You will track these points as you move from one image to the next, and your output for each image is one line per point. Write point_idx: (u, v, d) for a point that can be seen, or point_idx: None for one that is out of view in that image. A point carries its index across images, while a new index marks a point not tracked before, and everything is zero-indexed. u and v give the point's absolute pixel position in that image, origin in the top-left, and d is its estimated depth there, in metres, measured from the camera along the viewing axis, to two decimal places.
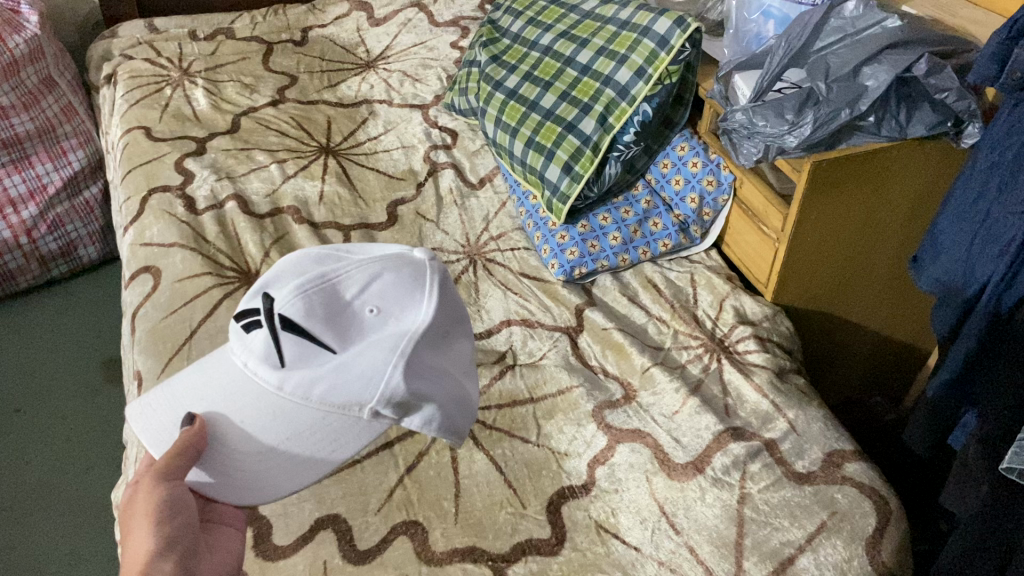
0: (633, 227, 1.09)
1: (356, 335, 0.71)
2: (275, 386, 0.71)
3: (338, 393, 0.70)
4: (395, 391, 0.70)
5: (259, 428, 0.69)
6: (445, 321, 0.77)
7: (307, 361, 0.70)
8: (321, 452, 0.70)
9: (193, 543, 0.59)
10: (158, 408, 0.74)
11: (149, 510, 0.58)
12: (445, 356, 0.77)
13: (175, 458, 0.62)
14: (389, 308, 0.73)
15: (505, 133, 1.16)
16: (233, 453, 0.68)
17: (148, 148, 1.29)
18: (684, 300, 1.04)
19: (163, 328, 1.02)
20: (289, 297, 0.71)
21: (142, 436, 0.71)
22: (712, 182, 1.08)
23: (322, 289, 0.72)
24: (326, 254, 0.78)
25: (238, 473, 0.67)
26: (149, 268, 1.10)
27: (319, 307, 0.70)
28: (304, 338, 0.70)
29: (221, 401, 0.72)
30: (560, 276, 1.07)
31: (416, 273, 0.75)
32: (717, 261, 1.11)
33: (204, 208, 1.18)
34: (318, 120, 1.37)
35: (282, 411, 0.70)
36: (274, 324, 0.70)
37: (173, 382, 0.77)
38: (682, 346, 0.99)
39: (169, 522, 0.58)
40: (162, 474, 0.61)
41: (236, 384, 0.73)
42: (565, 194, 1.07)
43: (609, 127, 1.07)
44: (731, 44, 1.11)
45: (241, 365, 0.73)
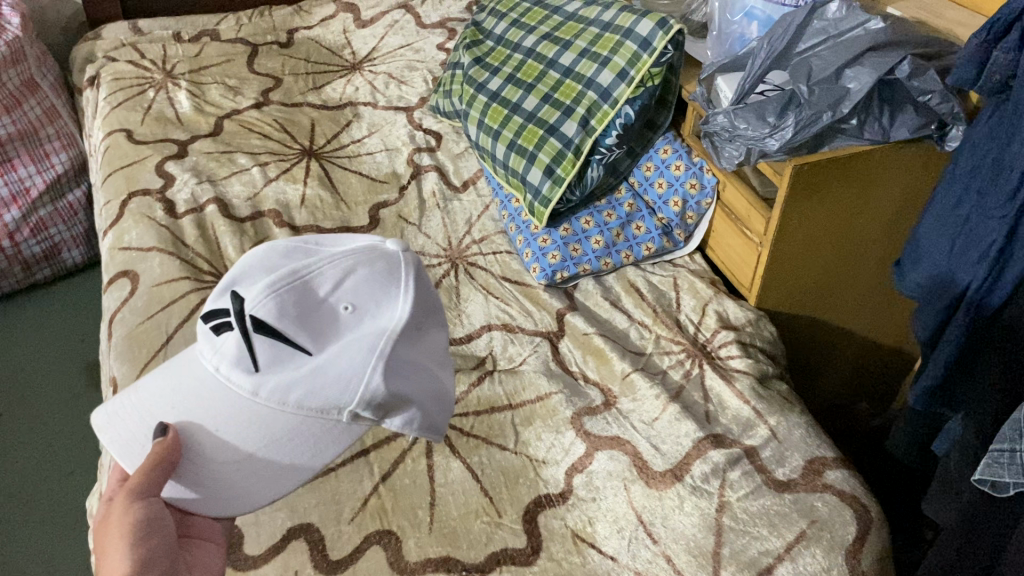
0: (615, 230, 1.08)
1: (331, 335, 0.72)
2: (248, 391, 0.70)
3: (316, 397, 0.70)
4: (375, 393, 0.71)
5: (237, 436, 0.69)
6: (421, 315, 0.78)
7: (283, 363, 0.70)
8: (302, 459, 0.70)
9: (171, 562, 0.58)
10: (125, 417, 0.72)
11: (124, 531, 0.57)
12: (423, 351, 0.78)
13: (151, 473, 0.61)
14: (364, 305, 0.74)
15: (487, 136, 1.15)
16: (210, 464, 0.67)
17: (129, 151, 1.28)
18: (667, 305, 1.03)
19: (139, 333, 1.01)
20: (260, 298, 0.71)
21: (110, 447, 0.69)
22: (695, 186, 1.07)
23: (294, 288, 0.72)
24: (295, 249, 0.78)
25: (217, 484, 0.66)
26: (127, 272, 1.09)
27: (291, 307, 0.71)
28: (280, 341, 0.70)
29: (192, 407, 0.70)
30: (542, 280, 1.06)
31: (388, 267, 0.76)
32: (701, 264, 1.10)
33: (184, 212, 1.17)
34: (302, 122, 1.36)
35: (260, 417, 0.70)
36: (246, 326, 0.70)
37: (141, 390, 0.75)
38: (663, 351, 0.97)
39: (145, 543, 0.57)
40: (137, 491, 0.59)
41: (208, 391, 0.71)
42: (547, 198, 1.06)
43: (591, 129, 1.06)
44: (714, 46, 1.10)
45: (211, 370, 0.72)
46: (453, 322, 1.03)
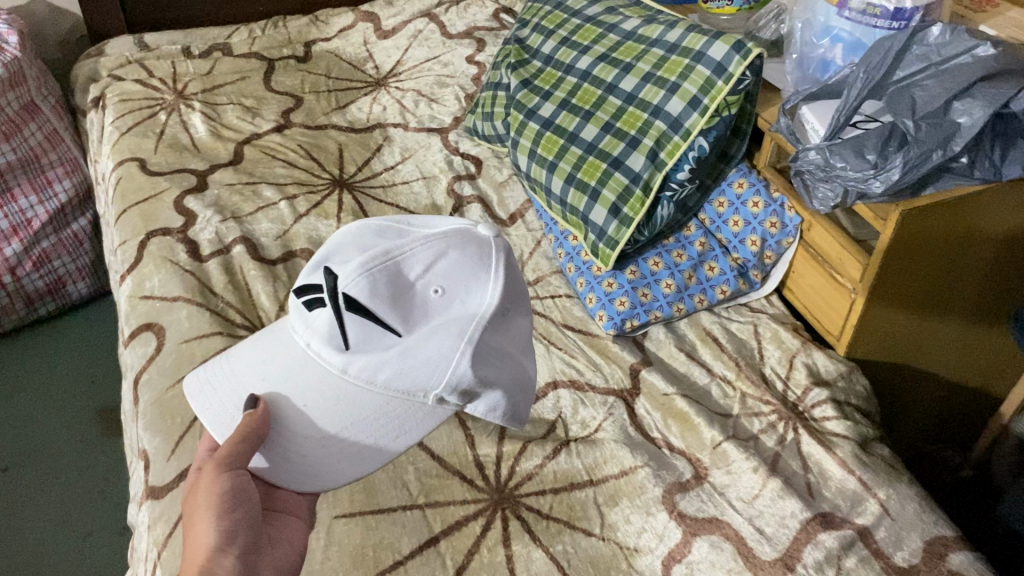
0: (687, 272, 0.99)
1: (420, 319, 0.74)
2: (340, 369, 0.74)
3: (404, 379, 0.73)
4: (461, 378, 0.73)
5: (323, 414, 0.73)
6: (509, 301, 0.79)
7: (372, 344, 0.73)
8: (385, 439, 0.73)
9: (252, 532, 0.65)
10: (216, 388, 0.77)
11: (210, 504, 0.63)
12: (509, 337, 0.79)
13: (238, 446, 0.66)
14: (455, 290, 0.75)
15: (542, 168, 1.05)
16: (293, 439, 0.72)
17: (144, 183, 1.18)
18: (749, 357, 0.94)
19: (171, 399, 0.91)
20: (354, 276, 0.73)
21: (203, 415, 0.75)
22: (776, 225, 0.98)
23: (387, 269, 0.74)
24: (387, 227, 0.80)
25: (297, 461, 0.71)
26: (152, 325, 1.00)
27: (384, 288, 0.73)
28: (370, 321, 0.72)
29: (284, 381, 0.74)
30: (610, 330, 0.97)
31: (481, 252, 0.77)
32: (780, 308, 1.01)
33: (210, 254, 1.07)
34: (329, 147, 1.26)
35: (347, 396, 0.73)
36: (339, 304, 0.72)
37: (233, 357, 0.80)
38: (751, 413, 0.89)
39: (228, 518, 0.63)
40: (225, 464, 0.65)
41: (298, 366, 0.75)
42: (614, 239, 0.97)
43: (661, 163, 0.97)
44: (794, 69, 1.01)
45: (304, 346, 0.76)
46: None
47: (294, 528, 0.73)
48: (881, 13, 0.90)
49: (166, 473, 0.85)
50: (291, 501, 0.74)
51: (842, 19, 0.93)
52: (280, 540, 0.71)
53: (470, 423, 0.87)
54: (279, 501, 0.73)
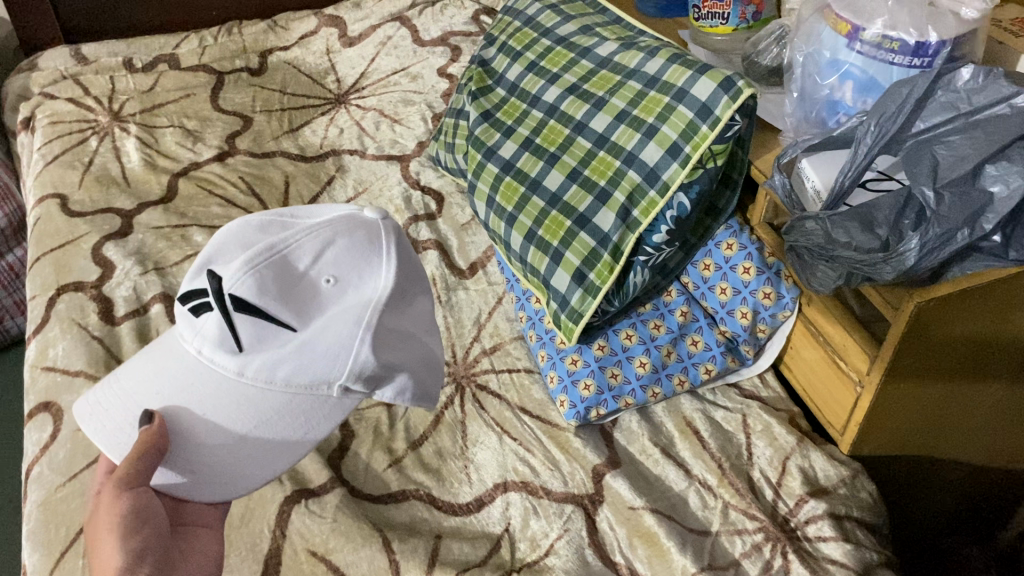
0: (665, 347, 0.84)
1: (314, 311, 0.70)
2: (234, 370, 0.69)
3: (303, 373, 0.69)
4: (365, 365, 0.70)
5: (226, 418, 0.68)
6: (404, 283, 0.76)
7: (266, 342, 0.69)
8: (295, 436, 0.69)
9: (163, 549, 0.60)
10: (111, 408, 0.71)
11: (113, 527, 0.58)
12: (406, 318, 0.76)
13: (138, 463, 0.61)
14: (345, 278, 0.72)
15: (499, 220, 0.90)
16: (199, 447, 0.67)
17: (63, 226, 1.05)
18: (735, 456, 0.80)
19: (58, 501, 0.79)
20: (239, 276, 0.68)
21: (97, 439, 0.69)
22: (770, 295, 0.82)
23: (273, 264, 0.69)
24: (267, 222, 0.75)
25: (208, 470, 0.66)
26: (49, 405, 0.87)
27: (271, 285, 0.69)
28: (261, 319, 0.68)
29: (180, 393, 0.69)
30: (572, 419, 0.82)
31: (368, 235, 0.74)
32: (775, 389, 0.86)
33: (124, 315, 0.95)
34: (274, 179, 1.12)
35: (248, 397, 0.69)
36: (227, 307, 0.68)
37: (123, 379, 0.73)
38: (734, 530, 0.75)
39: (136, 537, 0.58)
40: (126, 482, 0.60)
41: (193, 375, 0.70)
42: (577, 311, 0.82)
43: (633, 223, 0.81)
44: (794, 110, 0.86)
45: (196, 353, 0.71)
46: (457, 479, 0.80)
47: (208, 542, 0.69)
48: (900, 47, 0.74)
49: None
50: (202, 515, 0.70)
51: (852, 52, 0.77)
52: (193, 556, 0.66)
53: (396, 544, 0.73)
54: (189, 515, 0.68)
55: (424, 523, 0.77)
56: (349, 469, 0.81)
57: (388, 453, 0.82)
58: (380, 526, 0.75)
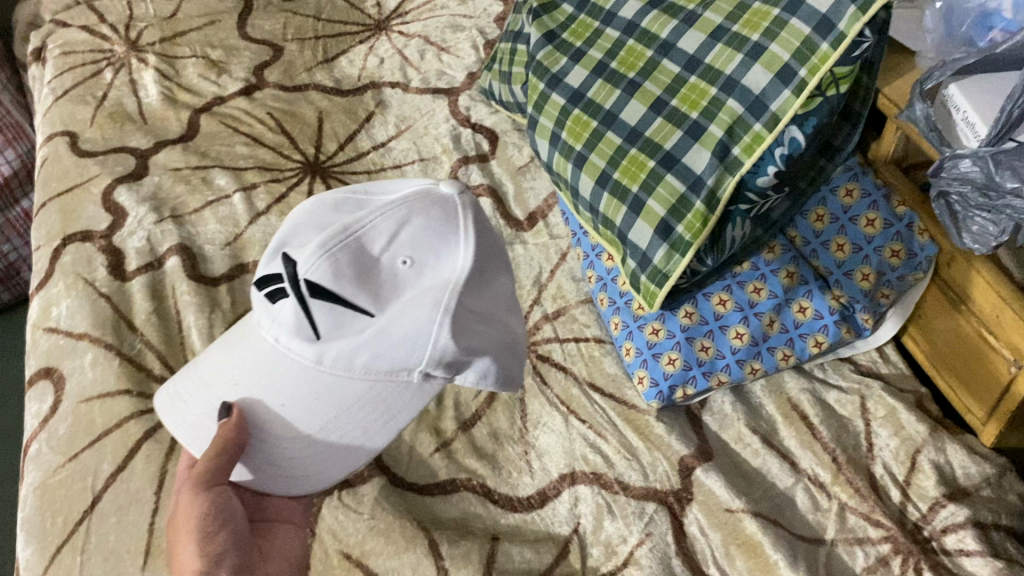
0: (767, 316, 0.70)
1: (388, 294, 0.56)
2: (310, 358, 0.56)
3: (384, 361, 0.56)
4: (445, 352, 0.56)
5: (304, 412, 0.56)
6: (487, 254, 0.61)
7: (343, 330, 0.55)
8: (376, 426, 0.58)
9: (242, 554, 0.53)
10: (190, 397, 0.60)
11: (191, 528, 0.51)
12: (491, 298, 0.61)
13: (216, 459, 0.53)
14: (424, 257, 0.57)
15: (566, 161, 0.75)
16: (272, 442, 0.57)
17: (71, 168, 0.93)
18: (852, 447, 0.66)
19: (56, 486, 0.68)
20: (312, 258, 0.55)
21: (177, 432, 0.59)
22: (898, 253, 0.68)
23: (348, 245, 0.55)
24: (343, 200, 0.62)
25: (287, 463, 0.57)
26: (51, 371, 0.76)
27: (347, 267, 0.55)
28: (338, 305, 0.54)
29: (255, 381, 0.58)
30: (653, 400, 0.69)
31: (445, 210, 0.58)
32: (898, 366, 0.72)
33: (135, 269, 0.83)
34: (306, 115, 0.99)
35: (326, 387, 0.57)
36: (300, 291, 0.55)
37: (201, 366, 0.62)
38: (853, 539, 0.62)
39: (213, 543, 0.51)
40: (204, 480, 0.52)
41: (270, 366, 0.58)
42: (662, 272, 0.68)
43: (732, 164, 0.66)
44: (937, 25, 0.70)
45: (271, 342, 0.58)
46: (516, 468, 0.68)
47: (288, 542, 0.60)
48: None
49: None
50: (283, 511, 0.61)
51: None
52: (269, 561, 0.57)
53: (445, 547, 0.61)
54: (269, 511, 0.60)
55: (477, 521, 0.65)
56: (390, 452, 0.69)
57: (435, 434, 0.70)
58: (427, 524, 0.63)
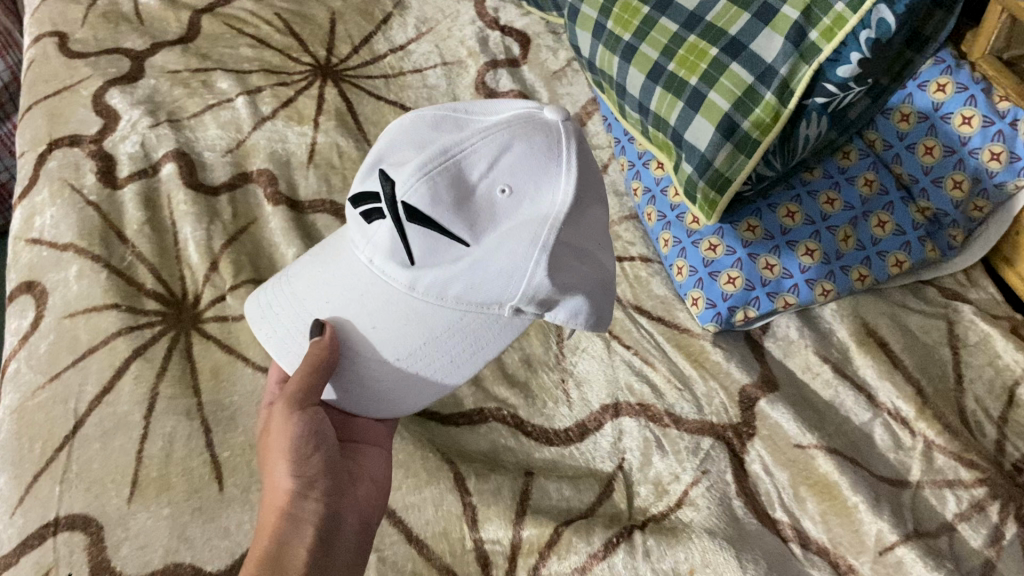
0: (842, 230, 0.62)
1: (484, 223, 0.47)
2: (403, 281, 0.49)
3: (476, 293, 0.49)
4: (538, 289, 0.48)
5: (395, 336, 0.50)
6: (591, 184, 0.51)
7: (438, 259, 0.47)
8: (465, 354, 0.51)
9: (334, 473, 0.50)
10: (280, 308, 0.54)
11: (282, 450, 0.48)
12: (589, 230, 0.51)
13: (307, 384, 0.47)
14: (526, 186, 0.48)
15: (613, 54, 0.66)
16: (355, 355, 0.50)
17: (60, 68, 0.84)
18: (938, 378, 0.58)
19: (35, 408, 0.60)
20: (410, 179, 0.47)
21: (267, 343, 0.53)
22: (999, 156, 0.58)
23: (450, 168, 0.47)
24: (442, 115, 0.51)
25: (378, 383, 0.50)
26: (32, 285, 0.68)
27: (446, 193, 0.46)
28: (433, 232, 0.46)
29: (347, 299, 0.51)
30: (709, 324, 0.61)
31: (548, 138, 0.48)
32: (988, 291, 0.63)
33: (128, 177, 0.75)
34: (317, 16, 0.89)
35: (418, 315, 0.50)
36: (397, 214, 0.47)
37: (290, 278, 0.55)
38: (942, 482, 0.53)
39: (305, 464, 0.48)
40: (297, 402, 0.47)
41: (360, 288, 0.51)
42: (723, 176, 0.60)
43: (808, 50, 0.57)
44: None
45: (365, 260, 0.51)
46: (552, 397, 0.60)
47: (374, 464, 0.53)
48: None
49: (4, 539, 0.55)
50: (369, 432, 0.54)
51: None
52: (361, 480, 0.52)
53: (473, 483, 0.53)
54: (356, 432, 0.54)
55: (509, 455, 0.57)
56: None
57: None
58: (453, 456, 0.56)
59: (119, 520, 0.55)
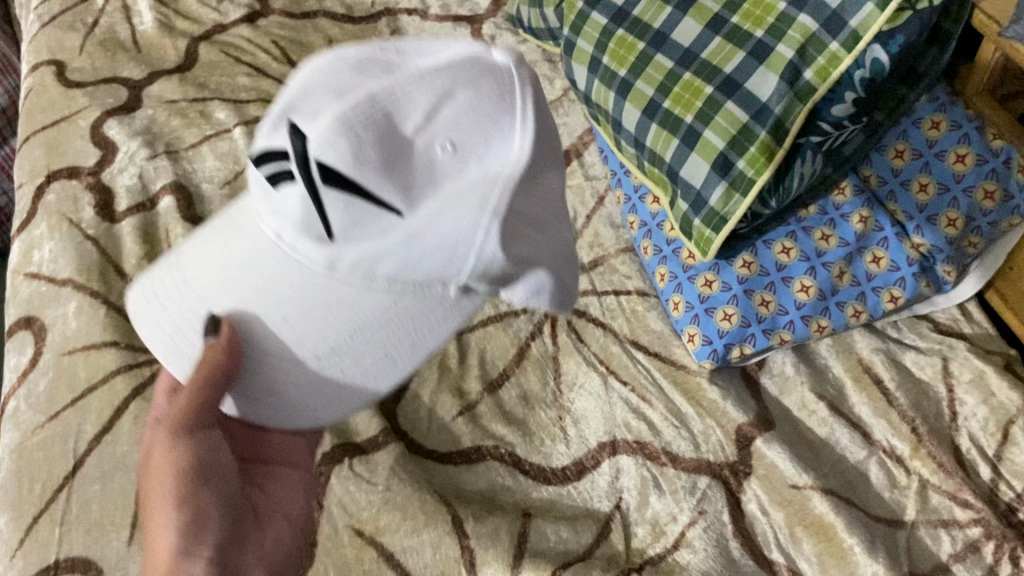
0: (837, 266, 0.62)
1: (421, 189, 0.40)
2: (320, 262, 0.42)
3: (415, 271, 0.42)
4: (491, 261, 0.42)
5: (315, 332, 0.44)
6: (546, 130, 0.43)
7: (364, 231, 0.40)
8: (401, 348, 0.45)
9: (233, 510, 0.45)
10: (169, 284, 0.47)
11: (166, 490, 0.42)
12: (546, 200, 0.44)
13: (199, 396, 0.41)
14: (471, 143, 0.40)
15: (608, 90, 0.67)
16: (260, 368, 0.44)
17: (57, 98, 0.84)
18: (933, 416, 0.58)
19: (34, 448, 0.60)
20: (325, 135, 0.39)
21: (150, 339, 0.46)
22: (992, 196, 0.60)
23: (373, 116, 0.39)
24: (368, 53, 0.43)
25: (296, 391, 0.45)
26: (31, 321, 0.68)
27: (372, 150, 0.39)
28: (355, 199, 0.39)
29: (244, 269, 0.44)
30: (705, 361, 0.62)
31: (496, 83, 0.41)
32: (982, 325, 0.63)
33: (126, 210, 0.75)
34: (314, 44, 0.90)
35: (342, 303, 0.43)
36: (311, 176, 0.39)
37: (179, 261, 0.47)
38: (937, 523, 0.54)
39: (194, 505, 0.42)
40: (183, 426, 0.43)
41: (264, 256, 0.44)
42: (719, 215, 0.60)
43: (802, 90, 0.57)
44: None
45: (270, 235, 0.43)
46: (549, 435, 0.60)
47: (288, 497, 0.51)
48: None
49: None
50: (282, 450, 0.53)
51: None
52: (269, 520, 0.49)
53: (471, 526, 0.54)
54: (265, 449, 0.52)
55: (506, 495, 0.57)
56: (407, 416, 0.61)
57: (458, 397, 0.62)
58: (450, 498, 0.56)
59: (118, 563, 0.55)
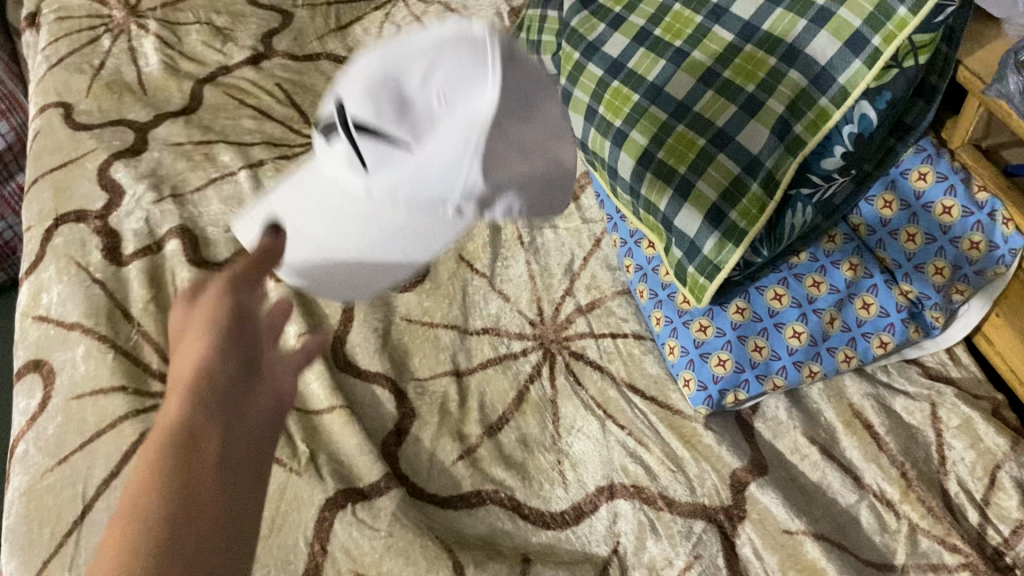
0: (828, 313, 0.63)
1: (423, 131, 0.42)
2: (360, 189, 0.46)
3: (416, 192, 0.44)
4: (471, 187, 0.44)
5: (334, 239, 0.50)
6: (521, 85, 0.42)
7: (386, 164, 0.43)
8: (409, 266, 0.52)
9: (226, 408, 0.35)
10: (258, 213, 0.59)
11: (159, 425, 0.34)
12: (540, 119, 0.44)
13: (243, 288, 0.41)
14: (456, 95, 0.40)
15: (603, 139, 0.68)
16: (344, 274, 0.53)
17: (65, 141, 0.86)
18: (922, 461, 0.60)
19: (43, 492, 0.62)
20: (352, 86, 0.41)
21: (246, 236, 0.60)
22: (976, 246, 0.62)
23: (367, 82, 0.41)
24: None
25: (334, 280, 0.54)
26: (41, 365, 0.70)
27: (389, 104, 0.41)
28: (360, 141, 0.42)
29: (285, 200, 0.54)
30: (700, 406, 0.63)
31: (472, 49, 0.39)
32: (970, 370, 0.65)
33: (133, 253, 0.76)
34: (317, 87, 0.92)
35: (368, 213, 0.47)
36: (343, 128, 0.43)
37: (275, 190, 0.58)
38: (926, 566, 0.55)
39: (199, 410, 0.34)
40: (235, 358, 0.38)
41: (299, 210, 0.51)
42: (712, 263, 0.62)
43: (794, 144, 0.59)
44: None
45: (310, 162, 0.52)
46: (548, 479, 0.61)
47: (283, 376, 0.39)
48: None
49: None
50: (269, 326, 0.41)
51: None
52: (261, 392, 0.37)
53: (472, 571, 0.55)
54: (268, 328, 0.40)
55: (506, 540, 0.59)
56: (408, 459, 0.62)
57: (458, 440, 0.63)
58: (451, 544, 0.57)
59: None
